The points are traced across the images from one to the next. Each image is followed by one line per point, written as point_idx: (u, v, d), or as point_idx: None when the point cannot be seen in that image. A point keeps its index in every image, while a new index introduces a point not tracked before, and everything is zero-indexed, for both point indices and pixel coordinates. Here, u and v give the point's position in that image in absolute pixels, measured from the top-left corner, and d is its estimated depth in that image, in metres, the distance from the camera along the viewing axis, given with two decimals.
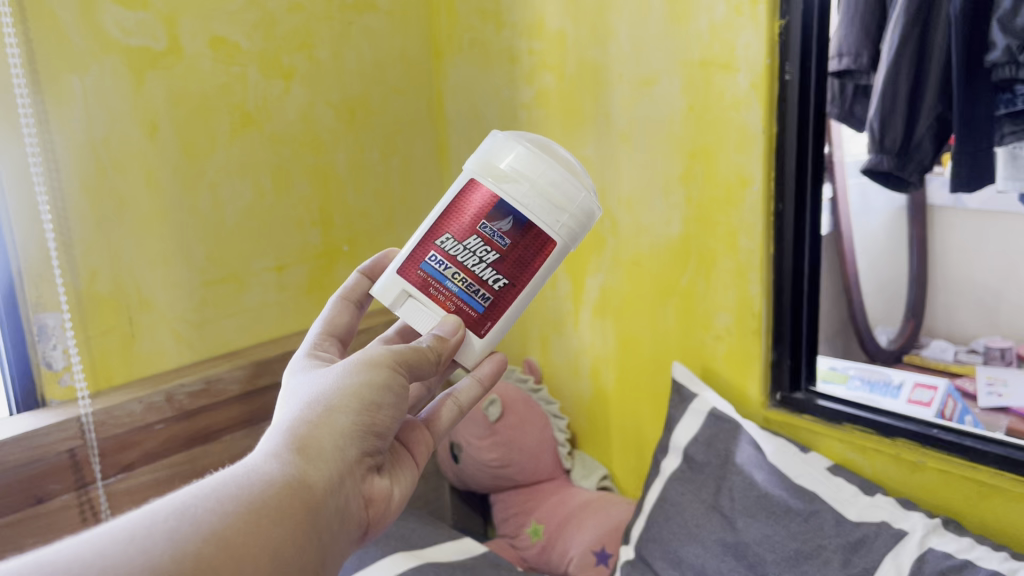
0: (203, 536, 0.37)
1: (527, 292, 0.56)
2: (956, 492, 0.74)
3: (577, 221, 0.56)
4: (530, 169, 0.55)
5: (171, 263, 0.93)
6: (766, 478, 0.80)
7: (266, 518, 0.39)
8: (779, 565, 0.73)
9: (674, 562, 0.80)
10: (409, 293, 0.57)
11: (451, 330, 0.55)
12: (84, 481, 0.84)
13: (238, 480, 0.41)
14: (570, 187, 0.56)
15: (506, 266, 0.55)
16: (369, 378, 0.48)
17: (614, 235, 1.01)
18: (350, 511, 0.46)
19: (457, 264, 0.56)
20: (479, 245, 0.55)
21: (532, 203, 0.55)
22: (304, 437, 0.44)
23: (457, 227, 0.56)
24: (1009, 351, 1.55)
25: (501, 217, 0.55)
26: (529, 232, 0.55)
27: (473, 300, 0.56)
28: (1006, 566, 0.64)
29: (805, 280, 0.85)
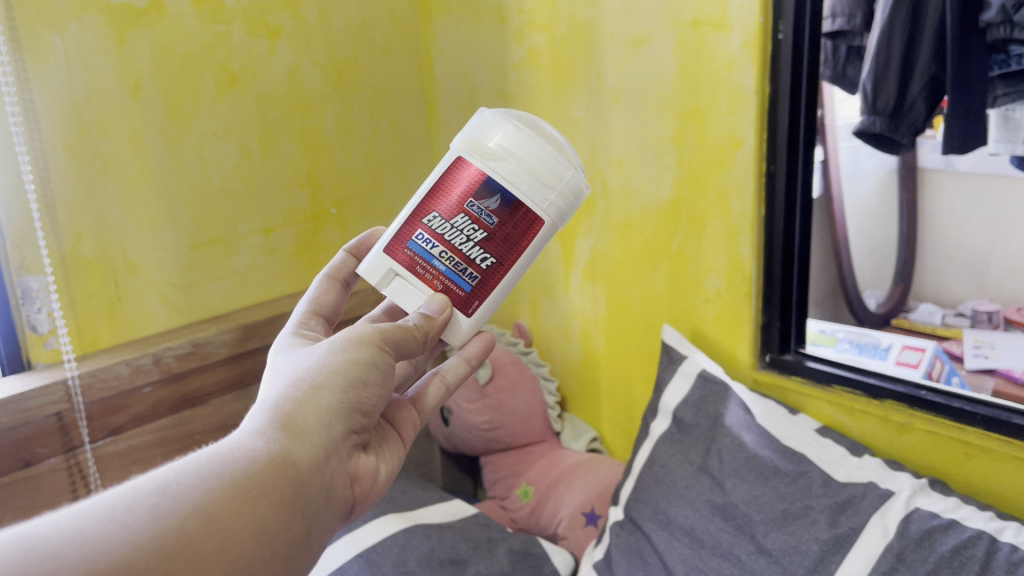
0: (186, 513, 0.36)
1: (514, 271, 0.56)
2: (942, 453, 0.75)
3: (565, 200, 0.56)
4: (518, 147, 0.55)
5: (157, 224, 0.92)
6: (755, 439, 0.80)
7: (251, 494, 0.39)
8: (767, 525, 0.73)
9: (662, 523, 0.80)
10: (396, 272, 0.57)
11: (438, 308, 0.54)
12: (72, 444, 0.84)
13: (221, 457, 0.40)
14: (559, 165, 0.55)
15: (494, 245, 0.55)
16: (355, 356, 0.48)
17: (605, 197, 1.00)
18: (337, 489, 0.45)
19: (445, 244, 0.55)
20: (467, 223, 0.54)
21: (521, 182, 0.54)
22: (289, 413, 0.44)
23: (444, 206, 0.55)
24: (996, 314, 1.56)
25: (488, 195, 0.54)
26: (518, 211, 0.54)
27: (461, 278, 0.55)
28: (991, 526, 0.65)
29: (796, 244, 0.85)
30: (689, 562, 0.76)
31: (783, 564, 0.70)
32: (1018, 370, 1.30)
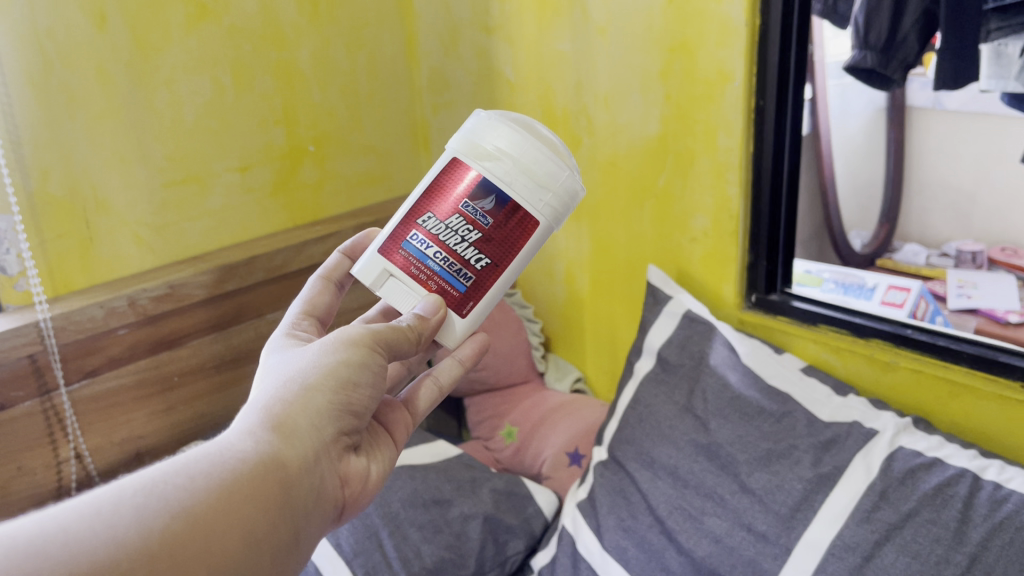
0: (172, 513, 0.35)
1: (510, 274, 0.55)
2: (927, 392, 0.75)
3: (560, 201, 0.55)
4: (514, 147, 0.54)
5: (128, 162, 0.89)
6: (740, 379, 0.80)
7: (239, 495, 0.38)
8: (750, 464, 0.73)
9: (647, 462, 0.80)
10: (390, 273, 0.56)
11: (432, 309, 0.53)
12: (47, 387, 0.82)
13: (210, 458, 0.39)
14: (554, 166, 0.55)
15: (489, 245, 0.54)
16: (347, 357, 0.47)
17: (590, 134, 0.98)
18: (327, 491, 0.45)
19: (439, 245, 0.54)
20: (462, 224, 0.54)
21: (516, 183, 0.53)
22: (280, 414, 0.43)
23: (439, 207, 0.54)
24: (980, 254, 1.58)
25: (483, 195, 0.53)
26: (512, 213, 0.53)
27: (456, 279, 0.54)
28: (975, 464, 0.66)
29: (784, 180, 0.83)
30: (672, 502, 0.76)
31: (765, 503, 0.70)
32: (1000, 310, 1.31)
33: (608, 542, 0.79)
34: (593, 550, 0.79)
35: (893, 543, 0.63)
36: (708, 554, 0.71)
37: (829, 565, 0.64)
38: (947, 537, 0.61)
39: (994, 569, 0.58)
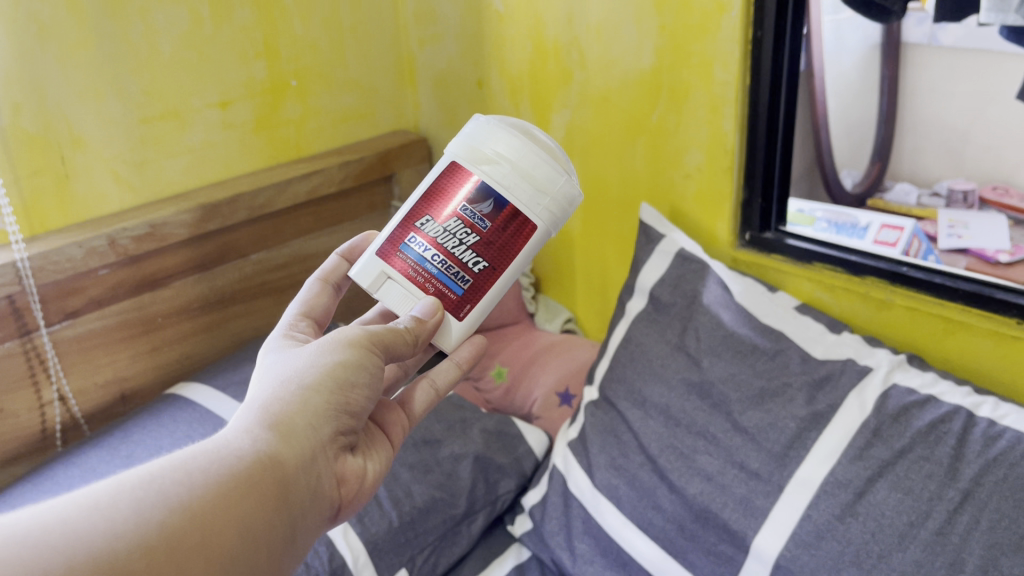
0: (171, 507, 0.37)
1: (507, 278, 0.57)
2: (920, 330, 0.74)
3: (558, 206, 0.57)
4: (513, 152, 0.55)
5: (103, 96, 0.85)
6: (733, 317, 0.79)
7: (236, 490, 0.40)
8: (743, 403, 0.72)
9: (638, 401, 0.80)
10: (389, 276, 0.57)
11: (430, 310, 0.55)
12: (27, 328, 0.81)
13: (210, 455, 0.41)
14: (552, 171, 0.56)
15: (486, 249, 0.55)
16: (343, 358, 0.49)
17: (581, 68, 0.95)
18: (323, 490, 0.46)
19: (438, 248, 0.55)
20: (460, 227, 0.55)
21: (516, 188, 0.55)
22: (278, 413, 0.45)
23: (438, 211, 0.56)
24: (971, 194, 1.56)
25: (482, 199, 0.55)
26: (512, 216, 0.55)
27: (452, 282, 0.56)
28: (969, 401, 0.66)
29: (781, 114, 0.81)
30: (664, 441, 0.76)
31: (758, 442, 0.70)
32: (989, 250, 1.29)
33: (600, 480, 0.79)
34: (584, 489, 0.81)
35: (886, 480, 0.63)
36: (700, 492, 0.71)
37: (822, 501, 0.64)
38: (941, 472, 0.61)
39: (986, 504, 0.58)
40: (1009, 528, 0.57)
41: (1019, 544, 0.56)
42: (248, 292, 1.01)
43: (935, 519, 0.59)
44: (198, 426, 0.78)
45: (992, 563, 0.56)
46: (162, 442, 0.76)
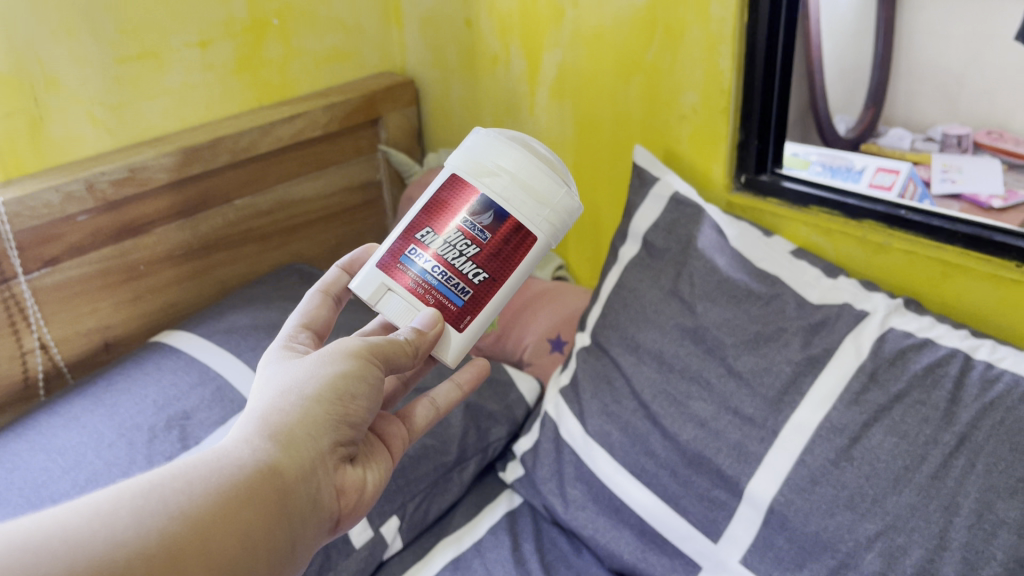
0: (170, 516, 0.38)
1: (507, 290, 0.55)
2: (920, 274, 0.73)
3: (558, 217, 0.55)
4: (512, 163, 0.54)
5: (77, 35, 0.82)
6: (728, 263, 0.77)
7: (234, 500, 0.41)
8: (738, 348, 0.71)
9: (631, 347, 0.79)
10: (389, 288, 0.55)
11: (429, 322, 0.53)
12: (4, 276, 0.78)
13: (210, 464, 0.42)
14: (553, 182, 0.54)
15: (487, 260, 0.54)
16: (344, 369, 0.49)
17: (573, 5, 0.91)
18: (322, 500, 0.47)
19: (438, 259, 0.54)
20: (460, 238, 0.54)
21: (515, 200, 0.53)
22: (277, 424, 0.45)
23: (438, 221, 0.55)
24: (966, 138, 1.54)
25: (482, 210, 0.54)
26: (512, 228, 0.53)
27: (452, 293, 0.54)
28: (966, 344, 0.65)
29: (780, 52, 0.78)
30: (657, 387, 0.75)
31: (753, 387, 0.69)
32: (983, 195, 1.28)
33: (592, 427, 0.79)
34: (576, 435, 0.80)
35: (882, 424, 0.62)
36: (693, 438, 0.70)
37: (816, 446, 0.64)
38: (937, 416, 0.61)
39: (983, 448, 0.58)
40: (1006, 472, 0.56)
41: (1015, 487, 0.55)
42: (233, 239, 0.98)
43: (931, 463, 0.59)
44: (185, 374, 0.77)
45: (987, 507, 0.56)
46: (148, 391, 0.75)
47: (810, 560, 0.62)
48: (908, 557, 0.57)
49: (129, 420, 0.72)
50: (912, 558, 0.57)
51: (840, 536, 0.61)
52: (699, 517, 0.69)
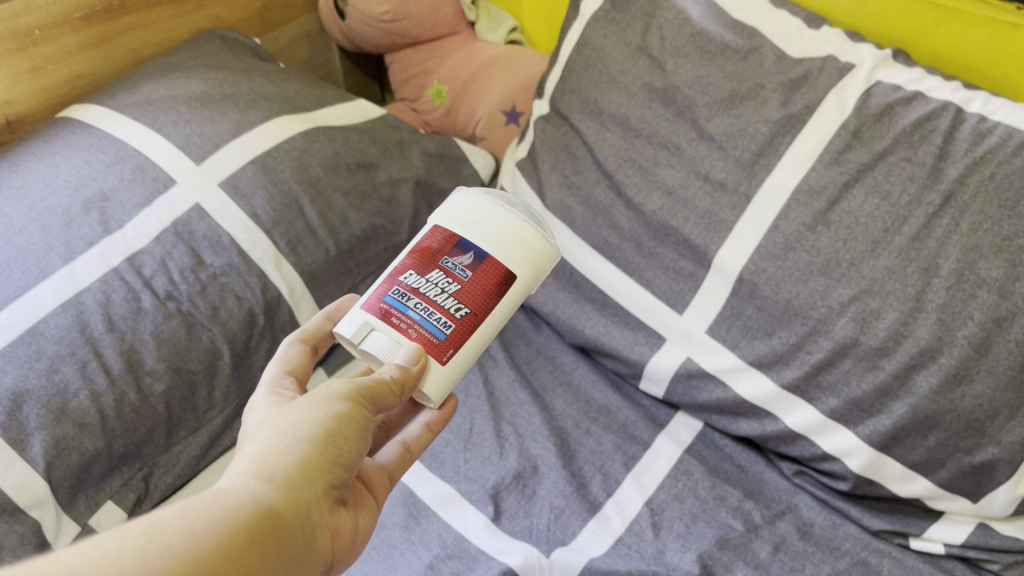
0: (169, 569, 0.32)
1: (484, 331, 0.49)
2: (911, 21, 0.66)
3: (538, 262, 0.52)
4: (492, 213, 0.52)
5: None
6: (702, 14, 0.69)
7: (236, 544, 0.34)
8: (711, 109, 0.65)
9: (595, 114, 0.72)
10: (372, 326, 0.48)
11: (412, 357, 0.46)
12: None
13: (205, 507, 0.35)
14: (532, 229, 0.52)
15: (471, 295, 0.49)
16: (337, 409, 0.42)
17: None
18: (317, 547, 0.40)
19: (420, 296, 0.49)
20: (441, 277, 0.49)
21: (496, 241, 0.50)
22: (274, 466, 0.39)
23: (420, 262, 0.50)
24: None
25: (462, 251, 0.50)
26: (490, 268, 0.50)
27: (434, 325, 0.48)
28: (958, 97, 0.59)
29: None
30: (621, 156, 0.69)
31: (725, 150, 0.64)
32: None
33: (551, 201, 0.74)
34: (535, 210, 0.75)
35: (862, 186, 0.58)
36: (660, 207, 0.66)
37: (791, 213, 0.60)
38: (923, 174, 0.56)
39: (969, 206, 0.54)
40: (990, 231, 0.53)
41: (1000, 247, 0.52)
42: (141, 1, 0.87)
43: (912, 224, 0.55)
44: (99, 153, 0.69)
45: (969, 268, 0.53)
46: (59, 172, 0.67)
47: (780, 327, 0.60)
48: (881, 321, 0.55)
49: (41, 203, 0.65)
50: (886, 321, 0.55)
51: (813, 303, 0.58)
52: (664, 289, 0.67)
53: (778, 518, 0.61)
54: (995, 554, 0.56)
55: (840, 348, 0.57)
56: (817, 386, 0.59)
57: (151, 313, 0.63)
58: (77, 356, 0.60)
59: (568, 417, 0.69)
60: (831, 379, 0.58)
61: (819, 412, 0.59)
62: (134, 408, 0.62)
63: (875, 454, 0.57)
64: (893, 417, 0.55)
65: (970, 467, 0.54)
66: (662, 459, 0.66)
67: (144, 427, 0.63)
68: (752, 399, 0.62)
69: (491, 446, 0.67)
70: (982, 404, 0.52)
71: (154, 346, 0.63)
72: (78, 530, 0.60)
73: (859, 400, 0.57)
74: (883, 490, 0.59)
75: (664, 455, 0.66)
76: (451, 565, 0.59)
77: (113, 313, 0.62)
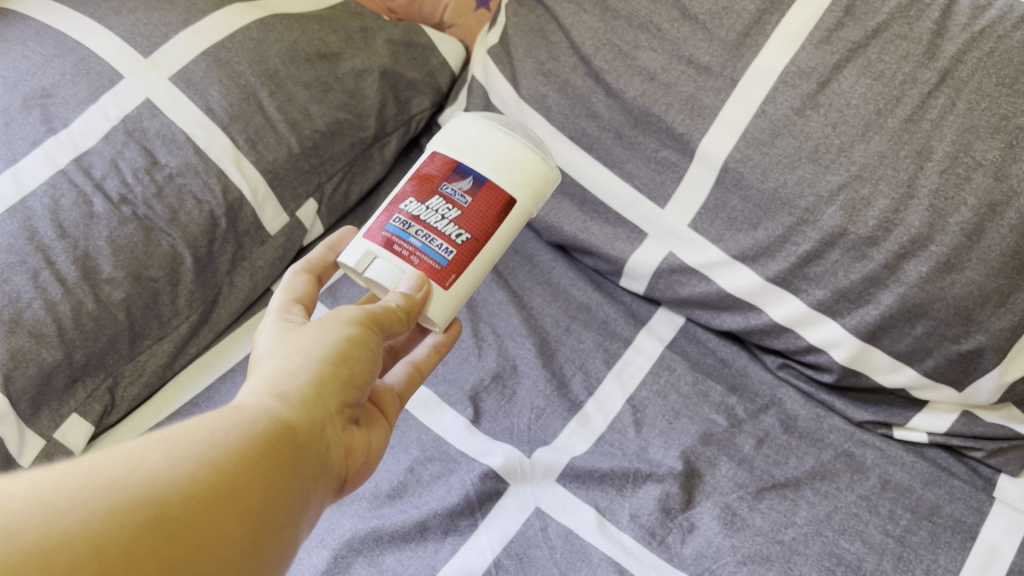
0: (191, 475, 0.32)
1: (484, 256, 0.48)
2: None
3: (539, 184, 0.50)
4: (492, 137, 0.50)
5: None
6: None
7: (254, 455, 0.34)
8: None
9: None
10: (375, 253, 0.47)
11: (416, 284, 0.45)
12: None
13: (221, 420, 0.35)
14: (531, 151, 0.50)
15: (471, 219, 0.47)
16: (348, 331, 0.41)
17: None
18: (333, 464, 0.39)
19: (421, 223, 0.47)
20: (441, 203, 0.47)
21: (495, 166, 0.48)
22: (287, 384, 0.38)
23: (421, 189, 0.48)
24: None
25: (461, 176, 0.48)
26: (491, 194, 0.48)
27: (434, 252, 0.46)
28: None
29: None
30: (600, 39, 0.65)
31: (709, 31, 0.59)
32: None
33: (526, 91, 0.69)
34: (507, 101, 0.71)
35: (854, 66, 0.55)
36: (641, 94, 0.62)
37: (779, 96, 0.57)
38: (918, 52, 0.53)
39: (966, 84, 0.51)
40: (988, 111, 0.50)
41: (997, 127, 0.50)
42: None
43: (907, 104, 0.52)
44: (36, 46, 0.64)
45: (963, 150, 0.50)
46: None
47: (765, 218, 0.58)
48: (872, 209, 0.53)
49: None
50: (876, 210, 0.53)
51: (800, 192, 0.56)
52: (646, 182, 0.64)
53: (762, 412, 0.60)
54: (979, 441, 0.56)
55: (828, 239, 0.55)
56: (803, 278, 0.57)
57: (105, 218, 0.60)
58: (27, 265, 0.56)
59: (548, 316, 0.68)
60: (818, 271, 0.56)
61: (805, 304, 0.58)
62: (94, 318, 0.59)
63: (861, 345, 0.56)
64: (881, 307, 0.54)
65: (958, 356, 0.53)
66: (645, 355, 0.64)
67: (105, 337, 0.60)
68: (734, 291, 0.61)
69: (468, 347, 0.65)
70: (972, 292, 0.51)
71: (111, 252, 0.59)
72: (43, 444, 0.58)
73: (846, 291, 0.55)
74: (868, 381, 0.58)
75: (647, 351, 0.64)
76: (432, 469, 0.58)
77: (63, 218, 0.59)
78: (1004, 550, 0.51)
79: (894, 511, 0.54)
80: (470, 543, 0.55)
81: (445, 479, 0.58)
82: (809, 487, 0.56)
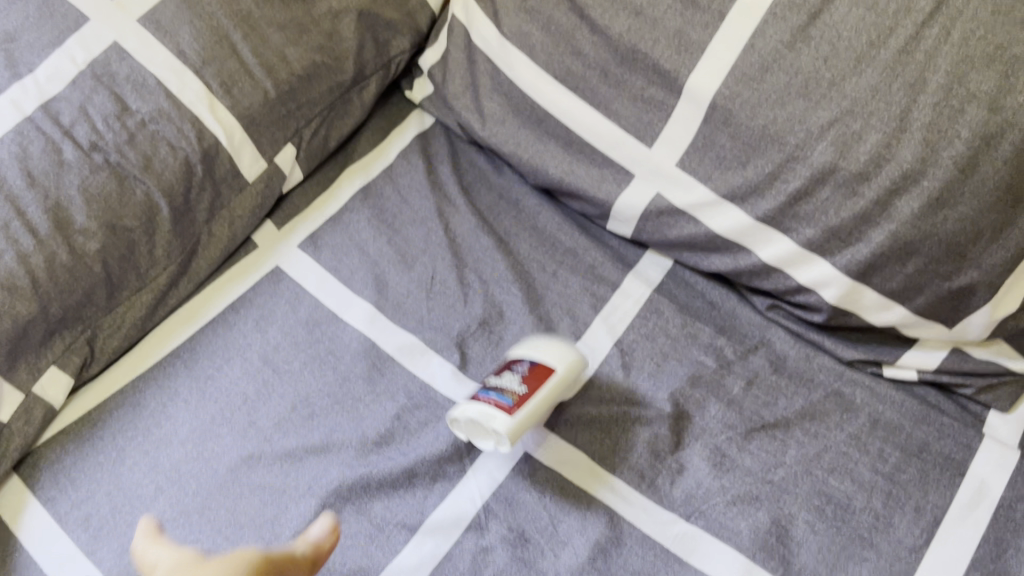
0: None
1: (540, 402, 0.54)
2: None
3: (575, 365, 0.56)
4: (546, 344, 0.57)
5: None
6: None
7: None
8: None
9: None
10: (461, 400, 0.55)
11: (322, 527, 0.49)
12: None
13: None
14: (573, 351, 0.57)
15: (530, 379, 0.55)
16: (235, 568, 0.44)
17: None
18: None
19: (494, 384, 0.55)
20: (508, 373, 0.56)
21: (549, 350, 0.56)
22: None
23: (499, 370, 0.57)
24: None
25: (523, 359, 0.56)
26: (540, 370, 0.55)
27: (502, 395, 0.54)
28: None
29: None
30: None
31: None
32: None
33: (508, 29, 0.67)
34: (489, 39, 0.69)
35: None
36: (626, 31, 0.60)
37: (768, 29, 0.55)
38: None
39: (961, 13, 0.50)
40: (983, 40, 0.49)
41: (992, 57, 0.49)
42: None
43: (900, 36, 0.51)
44: None
45: (957, 82, 0.49)
46: None
47: (755, 156, 0.57)
48: (864, 144, 0.52)
49: None
50: (868, 145, 0.52)
51: (790, 128, 0.54)
52: (632, 121, 0.62)
53: (751, 354, 0.60)
54: (969, 378, 0.56)
55: (818, 176, 0.54)
56: (794, 217, 0.56)
57: (77, 167, 0.58)
58: None
59: (534, 261, 0.66)
60: (808, 209, 0.55)
61: (795, 244, 0.56)
62: (69, 269, 0.57)
63: (852, 284, 0.55)
64: (872, 245, 0.53)
65: (949, 293, 0.53)
66: (632, 299, 0.63)
67: (81, 290, 0.58)
68: (725, 233, 0.59)
69: (454, 294, 0.64)
70: (965, 227, 0.50)
71: (83, 202, 0.58)
72: (23, 398, 0.57)
73: (837, 230, 0.54)
74: (857, 320, 0.57)
75: (634, 295, 0.63)
76: (419, 416, 0.58)
77: (32, 166, 0.57)
78: (989, 487, 0.52)
79: (883, 449, 0.54)
80: (458, 488, 0.55)
81: (432, 426, 0.58)
82: (798, 427, 0.56)
